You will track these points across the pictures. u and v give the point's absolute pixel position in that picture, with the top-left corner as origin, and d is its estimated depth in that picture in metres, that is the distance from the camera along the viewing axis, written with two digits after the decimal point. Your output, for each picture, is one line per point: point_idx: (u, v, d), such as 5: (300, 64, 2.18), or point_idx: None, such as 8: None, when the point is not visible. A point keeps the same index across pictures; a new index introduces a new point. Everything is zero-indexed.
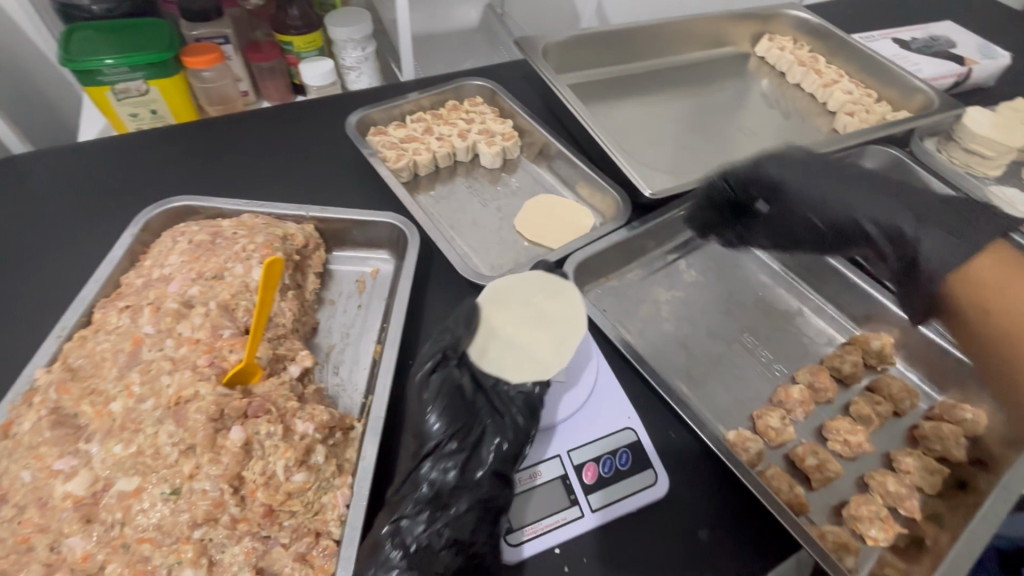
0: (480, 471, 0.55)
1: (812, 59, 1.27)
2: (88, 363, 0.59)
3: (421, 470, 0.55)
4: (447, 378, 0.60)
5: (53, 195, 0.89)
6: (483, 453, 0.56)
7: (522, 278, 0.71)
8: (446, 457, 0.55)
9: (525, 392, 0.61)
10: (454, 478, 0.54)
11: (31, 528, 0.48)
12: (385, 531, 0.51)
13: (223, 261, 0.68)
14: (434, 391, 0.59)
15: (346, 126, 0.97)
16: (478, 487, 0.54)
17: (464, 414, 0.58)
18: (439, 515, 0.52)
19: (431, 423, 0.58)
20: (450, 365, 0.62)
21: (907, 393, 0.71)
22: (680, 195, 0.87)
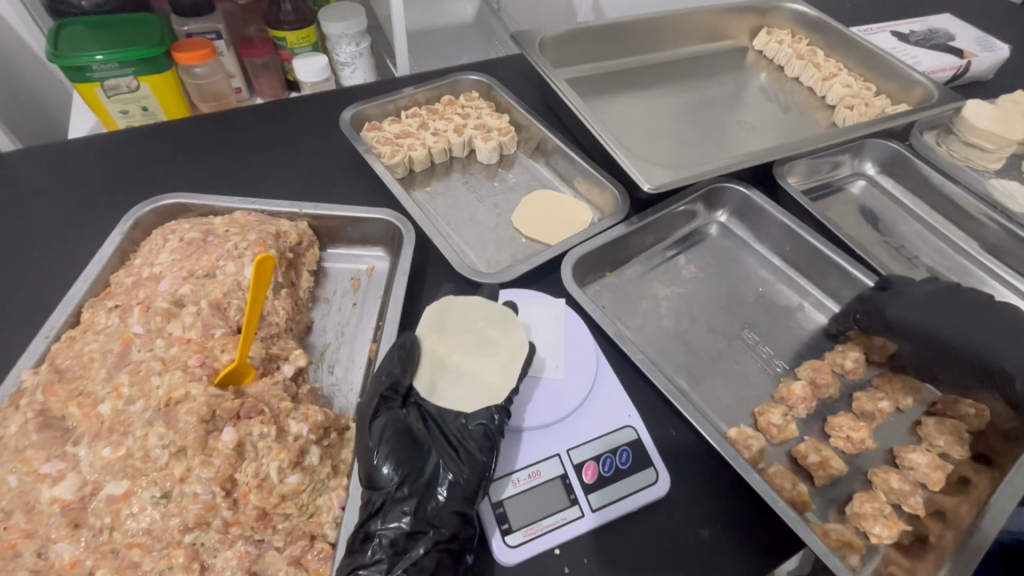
0: (437, 511, 0.52)
1: (811, 52, 1.26)
2: (77, 363, 0.57)
3: (373, 521, 0.51)
4: (391, 418, 0.56)
5: (41, 194, 0.87)
6: (438, 493, 0.53)
7: (458, 307, 0.70)
8: (400, 502, 0.51)
9: (484, 423, 0.58)
10: (409, 523, 0.50)
11: (17, 533, 0.47)
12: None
13: (214, 259, 0.66)
14: (378, 435, 0.54)
15: (341, 122, 0.96)
16: (436, 529, 0.51)
17: (415, 454, 0.54)
18: (396, 564, 0.48)
19: (380, 470, 0.52)
20: (393, 405, 0.58)
21: (909, 389, 0.71)
22: (647, 212, 0.84)
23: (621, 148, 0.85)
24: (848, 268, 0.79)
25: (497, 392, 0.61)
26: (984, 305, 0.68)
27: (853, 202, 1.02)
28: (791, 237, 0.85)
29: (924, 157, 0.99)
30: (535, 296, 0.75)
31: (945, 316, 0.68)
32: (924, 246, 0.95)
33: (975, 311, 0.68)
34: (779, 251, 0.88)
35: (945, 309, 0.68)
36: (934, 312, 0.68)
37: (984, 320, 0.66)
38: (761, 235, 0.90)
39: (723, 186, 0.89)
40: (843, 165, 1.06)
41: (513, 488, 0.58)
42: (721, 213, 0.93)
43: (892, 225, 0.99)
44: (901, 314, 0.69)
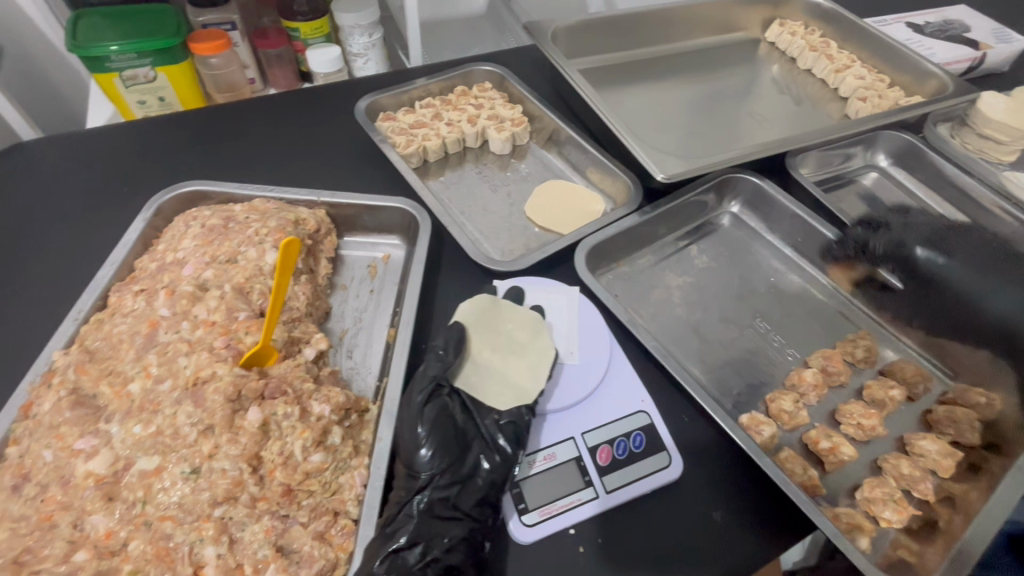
0: (472, 500, 0.54)
1: (824, 44, 1.25)
2: (106, 345, 0.59)
3: (413, 502, 0.53)
4: (440, 408, 0.58)
5: (63, 181, 0.89)
6: (474, 483, 0.55)
7: (492, 304, 0.70)
8: (440, 489, 0.54)
9: (514, 418, 0.60)
10: (447, 508, 0.53)
11: (54, 505, 0.49)
12: (379, 567, 0.49)
13: (236, 245, 0.68)
14: (427, 421, 0.56)
15: (356, 111, 0.97)
16: (468, 517, 0.53)
17: (457, 443, 0.57)
18: (430, 547, 0.51)
19: (424, 455, 0.55)
20: (444, 393, 0.60)
21: (920, 377, 0.71)
22: (673, 199, 0.85)
23: (634, 139, 0.86)
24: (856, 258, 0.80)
25: (527, 391, 0.62)
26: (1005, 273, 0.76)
27: (864, 193, 1.03)
28: (805, 228, 0.85)
29: (938, 149, 0.99)
30: (549, 284, 0.76)
31: (963, 273, 0.76)
32: None
33: (994, 272, 0.76)
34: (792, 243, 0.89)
35: (964, 268, 0.77)
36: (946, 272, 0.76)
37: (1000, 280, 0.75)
38: (772, 226, 0.90)
39: (735, 177, 0.90)
40: (856, 157, 1.06)
41: (528, 470, 0.59)
42: (733, 204, 0.93)
43: None
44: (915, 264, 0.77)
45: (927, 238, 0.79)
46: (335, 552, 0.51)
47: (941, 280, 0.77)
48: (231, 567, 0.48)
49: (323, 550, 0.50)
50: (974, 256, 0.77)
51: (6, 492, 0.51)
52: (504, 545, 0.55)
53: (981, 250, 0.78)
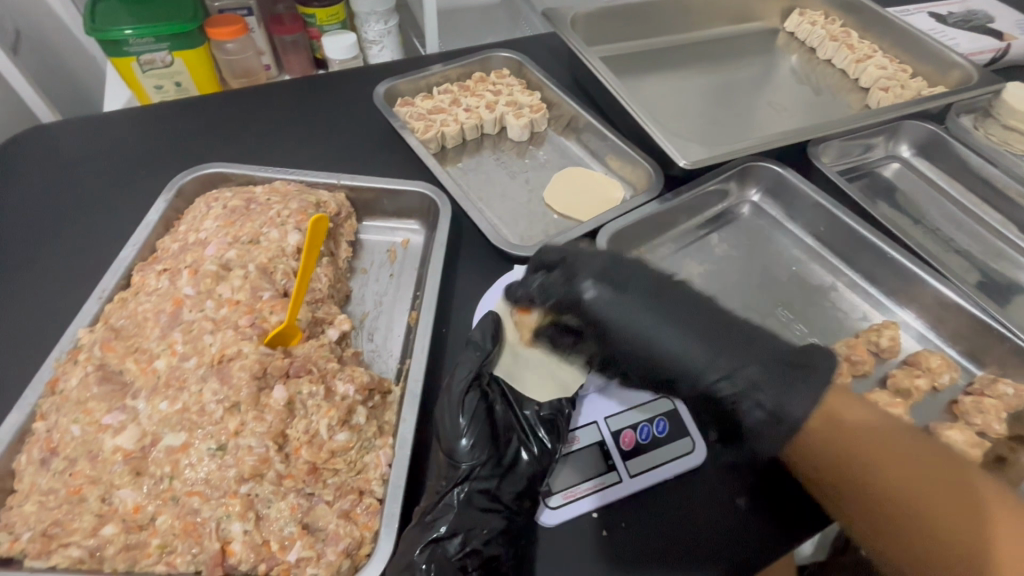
0: (511, 492, 0.54)
1: (845, 33, 1.23)
2: (131, 323, 0.59)
3: (453, 492, 0.53)
4: (480, 398, 0.58)
5: (82, 164, 0.89)
6: (515, 475, 0.55)
7: None
8: (481, 480, 0.54)
9: (554, 411, 0.59)
10: (487, 499, 0.53)
11: (83, 479, 0.49)
12: (419, 556, 0.49)
13: (258, 226, 0.68)
14: (468, 412, 0.57)
15: (374, 97, 0.96)
16: (508, 509, 0.53)
17: (498, 434, 0.57)
18: (470, 538, 0.51)
19: (465, 446, 0.55)
20: (484, 383, 0.60)
21: (947, 367, 0.70)
22: (698, 186, 0.85)
23: (656, 125, 0.85)
24: (883, 248, 0.78)
25: (568, 384, 0.64)
26: (656, 307, 0.59)
27: (885, 184, 1.01)
28: (827, 217, 0.84)
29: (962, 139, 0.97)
30: None
31: (683, 308, 0.60)
32: (958, 230, 0.94)
33: (686, 313, 0.59)
34: (814, 231, 0.88)
35: (647, 312, 0.60)
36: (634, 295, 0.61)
37: (671, 322, 0.59)
38: (794, 214, 0.89)
39: (759, 164, 0.88)
40: (877, 147, 1.04)
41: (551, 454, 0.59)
42: (753, 192, 0.92)
43: (924, 208, 0.97)
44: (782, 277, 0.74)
45: (596, 274, 0.61)
46: (361, 531, 0.50)
47: (612, 323, 0.60)
48: (258, 544, 0.48)
49: (348, 528, 0.50)
50: (628, 295, 0.60)
51: (34, 467, 0.51)
52: (534, 534, 0.55)
53: (639, 285, 0.61)
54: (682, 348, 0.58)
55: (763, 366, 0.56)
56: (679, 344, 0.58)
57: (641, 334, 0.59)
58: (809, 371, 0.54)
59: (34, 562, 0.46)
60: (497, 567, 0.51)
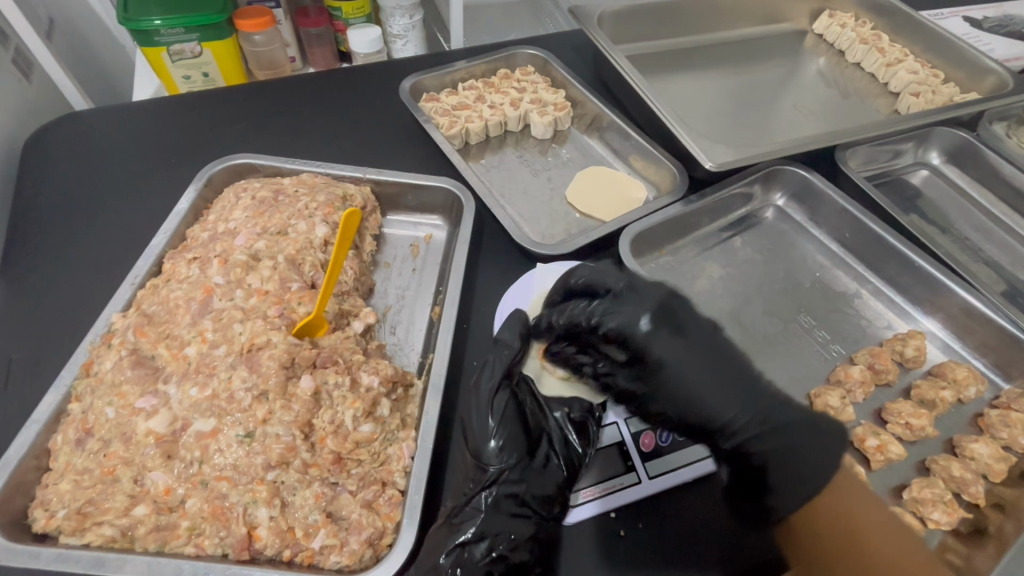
0: (541, 497, 0.54)
1: (876, 36, 1.20)
2: (162, 309, 0.60)
3: (481, 496, 0.54)
4: (510, 399, 0.58)
5: (114, 151, 0.90)
6: (544, 479, 0.55)
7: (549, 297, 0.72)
8: (509, 484, 0.54)
9: (583, 415, 0.59)
10: (516, 504, 0.53)
11: (116, 460, 0.51)
12: (445, 559, 0.50)
13: (286, 218, 0.69)
14: (498, 414, 0.57)
15: (401, 92, 0.97)
16: (536, 515, 0.53)
17: (528, 438, 0.56)
18: (496, 543, 0.51)
19: (493, 448, 0.55)
20: (513, 384, 0.60)
21: (973, 379, 0.69)
22: (723, 188, 0.84)
23: (682, 126, 0.84)
24: (910, 255, 0.77)
25: (591, 392, 0.65)
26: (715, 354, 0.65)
27: (913, 192, 0.99)
28: (853, 223, 0.83)
29: (994, 147, 0.95)
30: None
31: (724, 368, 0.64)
32: (987, 240, 0.92)
33: (727, 365, 0.64)
34: (838, 237, 0.86)
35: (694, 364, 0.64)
36: (688, 347, 0.65)
37: (713, 369, 0.64)
38: (818, 220, 0.88)
39: (780, 168, 0.88)
40: (905, 154, 1.02)
41: None
42: (779, 196, 0.91)
43: (951, 217, 0.95)
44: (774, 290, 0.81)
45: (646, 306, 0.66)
46: (383, 521, 0.51)
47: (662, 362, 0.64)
48: (283, 530, 0.50)
49: (371, 518, 0.51)
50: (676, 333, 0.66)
51: (70, 446, 0.53)
52: (559, 535, 0.55)
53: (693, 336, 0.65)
54: (722, 399, 0.62)
55: (770, 429, 0.60)
56: (715, 402, 0.62)
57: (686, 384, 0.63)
58: (806, 448, 0.59)
59: (70, 538, 0.48)
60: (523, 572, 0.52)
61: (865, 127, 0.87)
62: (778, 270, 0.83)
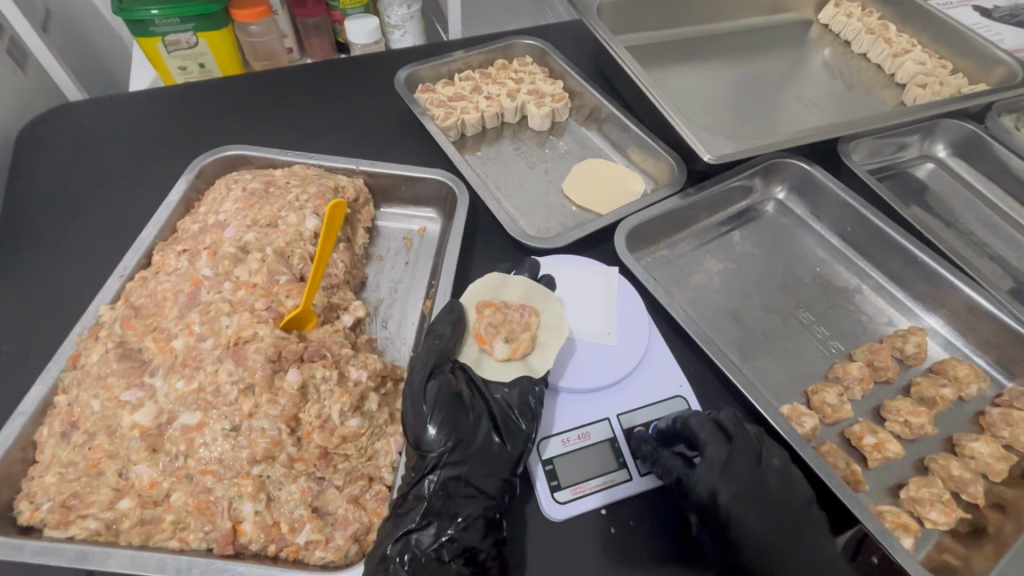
0: (487, 477, 0.52)
1: (883, 26, 1.18)
2: (151, 302, 0.60)
3: (424, 483, 0.51)
4: (445, 383, 0.54)
5: (107, 143, 0.90)
6: (490, 458, 0.53)
7: (489, 286, 0.67)
8: (451, 467, 0.51)
9: (523, 393, 0.58)
10: (461, 486, 0.51)
11: (101, 453, 0.51)
12: (392, 550, 0.47)
13: (277, 209, 0.68)
14: (432, 399, 0.53)
15: (396, 82, 0.96)
16: (484, 495, 0.51)
17: (466, 419, 0.53)
18: (445, 528, 0.49)
19: (432, 434, 0.52)
20: (446, 370, 0.57)
21: (975, 376, 0.68)
22: (702, 182, 0.83)
23: (681, 118, 0.82)
24: (913, 250, 0.76)
25: (536, 366, 0.61)
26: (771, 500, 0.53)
27: (918, 186, 0.97)
28: (856, 218, 0.81)
29: (1002, 140, 0.93)
30: (587, 263, 0.73)
31: (811, 530, 0.52)
32: (993, 235, 0.90)
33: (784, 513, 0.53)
34: (840, 231, 0.85)
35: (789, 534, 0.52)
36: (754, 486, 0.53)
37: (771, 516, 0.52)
38: (820, 214, 0.86)
39: (785, 161, 0.86)
40: (911, 147, 1.00)
41: (562, 447, 0.58)
42: (780, 190, 0.90)
43: (957, 212, 0.93)
44: (771, 285, 0.79)
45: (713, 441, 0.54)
46: (369, 517, 0.51)
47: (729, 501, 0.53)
48: (268, 525, 0.49)
49: (357, 513, 0.51)
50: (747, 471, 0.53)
51: (56, 439, 0.52)
52: (528, 516, 0.55)
53: (780, 497, 0.52)
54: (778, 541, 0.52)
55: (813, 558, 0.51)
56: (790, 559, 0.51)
57: (780, 557, 0.51)
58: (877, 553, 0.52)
59: (54, 531, 0.48)
60: (477, 555, 0.49)
61: (869, 118, 0.85)
62: (777, 267, 0.82)
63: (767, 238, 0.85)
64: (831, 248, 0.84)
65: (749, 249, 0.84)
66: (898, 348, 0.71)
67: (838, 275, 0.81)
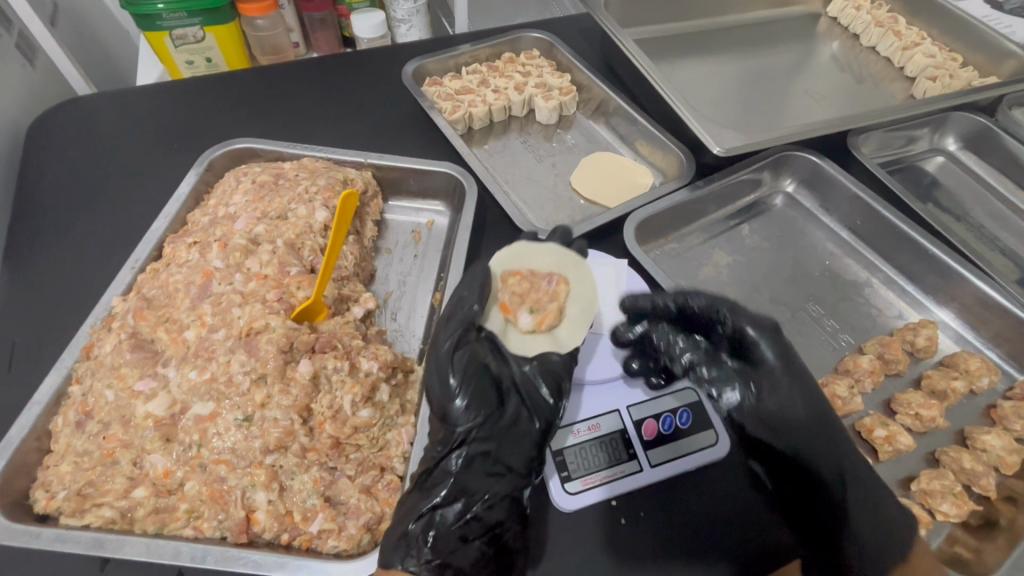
0: (515, 456, 0.52)
1: (892, 19, 1.17)
2: (162, 293, 0.60)
3: (450, 458, 0.51)
4: (472, 355, 0.53)
5: (115, 136, 0.90)
6: (517, 436, 0.52)
7: (517, 252, 0.63)
8: (479, 444, 0.51)
9: (551, 368, 0.56)
10: (488, 464, 0.51)
11: (116, 442, 0.51)
12: (415, 526, 0.48)
13: (287, 202, 0.68)
14: (460, 372, 0.52)
15: (403, 76, 0.96)
16: (512, 473, 0.51)
17: (494, 394, 0.53)
18: (471, 505, 0.49)
19: (459, 408, 0.51)
20: (473, 338, 0.54)
21: (986, 369, 0.67)
22: (716, 174, 0.83)
23: (691, 110, 0.81)
24: (923, 243, 0.75)
25: (561, 340, 0.59)
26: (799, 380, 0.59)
27: (929, 179, 0.97)
28: (865, 211, 0.81)
29: (1014, 132, 0.92)
30: (597, 255, 0.73)
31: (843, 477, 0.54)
32: (1004, 228, 0.89)
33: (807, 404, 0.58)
34: (850, 225, 0.84)
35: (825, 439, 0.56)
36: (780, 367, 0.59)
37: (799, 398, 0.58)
38: (830, 207, 0.86)
39: (793, 154, 0.85)
40: (920, 140, 0.99)
41: (571, 438, 0.58)
42: (789, 182, 0.89)
43: (968, 206, 0.93)
44: (780, 277, 0.79)
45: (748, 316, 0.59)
46: (381, 506, 0.51)
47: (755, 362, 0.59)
48: (281, 514, 0.49)
49: (369, 503, 0.51)
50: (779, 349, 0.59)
51: (71, 428, 0.53)
52: (539, 507, 0.55)
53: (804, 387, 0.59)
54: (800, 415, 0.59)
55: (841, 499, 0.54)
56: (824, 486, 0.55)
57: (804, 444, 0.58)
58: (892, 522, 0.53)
59: (69, 519, 0.48)
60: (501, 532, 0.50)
61: (880, 110, 0.84)
62: (786, 260, 0.81)
63: (775, 230, 0.85)
64: (840, 241, 0.84)
65: (759, 242, 0.83)
66: (908, 342, 0.71)
67: (848, 269, 0.81)
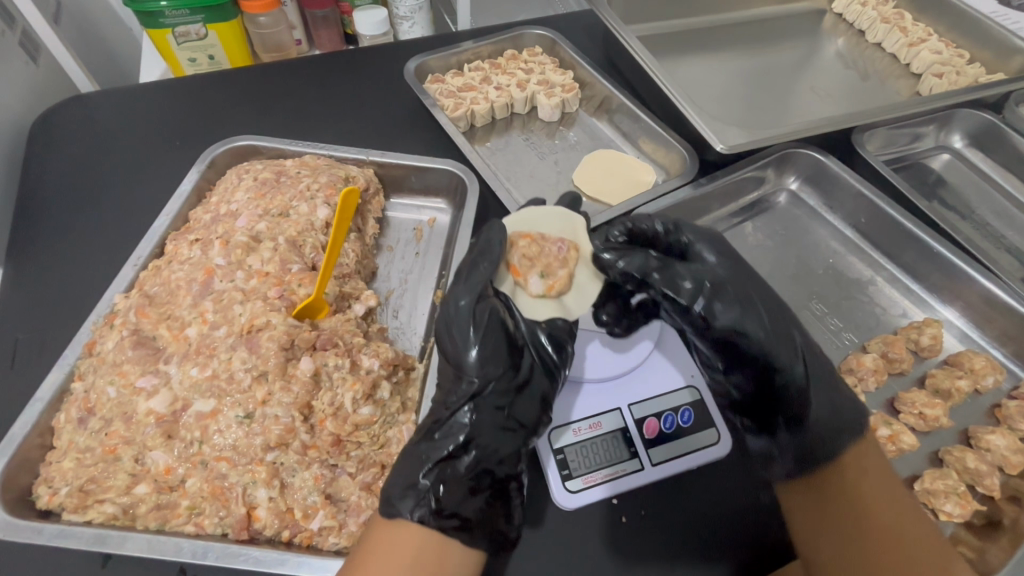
0: (527, 412, 0.51)
1: (898, 15, 1.16)
2: (164, 290, 0.60)
3: (463, 412, 0.50)
4: (492, 309, 0.52)
5: (117, 133, 0.90)
6: (530, 392, 0.52)
7: (524, 216, 0.62)
8: (493, 397, 0.50)
9: (564, 329, 0.56)
10: (502, 418, 0.50)
11: (118, 439, 0.51)
12: (425, 479, 0.47)
13: (288, 199, 0.68)
14: (479, 325, 0.51)
15: (405, 73, 0.96)
16: (524, 429, 0.51)
17: (511, 350, 0.52)
18: (483, 458, 0.48)
19: (476, 361, 0.50)
20: (492, 295, 0.53)
21: (992, 368, 0.67)
22: (730, 166, 0.83)
23: (694, 108, 0.81)
24: (927, 241, 0.75)
25: (569, 307, 0.58)
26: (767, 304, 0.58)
27: (934, 177, 0.96)
28: (869, 208, 0.80)
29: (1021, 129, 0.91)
30: None
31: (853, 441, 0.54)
32: (1010, 227, 0.89)
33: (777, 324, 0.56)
34: (855, 222, 0.84)
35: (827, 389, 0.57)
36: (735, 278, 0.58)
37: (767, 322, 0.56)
38: (834, 205, 0.85)
39: (798, 151, 0.84)
40: (926, 138, 0.98)
41: (572, 437, 0.58)
42: (793, 180, 0.88)
43: (974, 204, 0.92)
44: (783, 275, 0.79)
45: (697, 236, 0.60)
46: None
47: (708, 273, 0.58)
48: (282, 511, 0.50)
49: (369, 500, 0.51)
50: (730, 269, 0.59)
51: (73, 425, 0.53)
52: (540, 506, 0.56)
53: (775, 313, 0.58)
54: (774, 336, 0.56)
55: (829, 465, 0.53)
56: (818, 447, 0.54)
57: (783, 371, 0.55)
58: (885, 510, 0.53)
59: (72, 515, 0.48)
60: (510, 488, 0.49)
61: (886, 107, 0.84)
62: (789, 258, 0.81)
63: (778, 228, 0.84)
64: (844, 240, 0.83)
65: (762, 240, 0.83)
66: (913, 340, 0.70)
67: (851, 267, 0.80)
